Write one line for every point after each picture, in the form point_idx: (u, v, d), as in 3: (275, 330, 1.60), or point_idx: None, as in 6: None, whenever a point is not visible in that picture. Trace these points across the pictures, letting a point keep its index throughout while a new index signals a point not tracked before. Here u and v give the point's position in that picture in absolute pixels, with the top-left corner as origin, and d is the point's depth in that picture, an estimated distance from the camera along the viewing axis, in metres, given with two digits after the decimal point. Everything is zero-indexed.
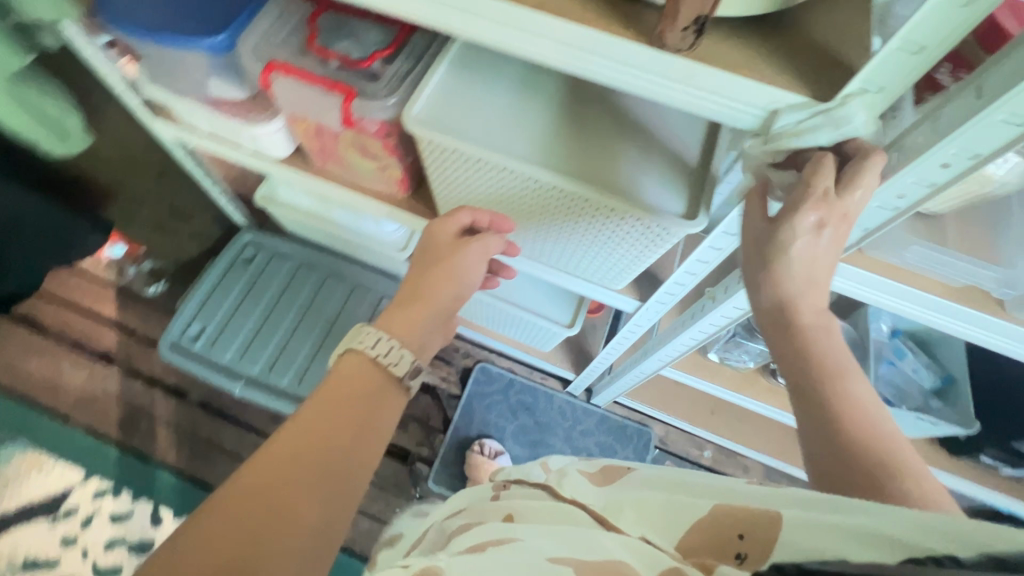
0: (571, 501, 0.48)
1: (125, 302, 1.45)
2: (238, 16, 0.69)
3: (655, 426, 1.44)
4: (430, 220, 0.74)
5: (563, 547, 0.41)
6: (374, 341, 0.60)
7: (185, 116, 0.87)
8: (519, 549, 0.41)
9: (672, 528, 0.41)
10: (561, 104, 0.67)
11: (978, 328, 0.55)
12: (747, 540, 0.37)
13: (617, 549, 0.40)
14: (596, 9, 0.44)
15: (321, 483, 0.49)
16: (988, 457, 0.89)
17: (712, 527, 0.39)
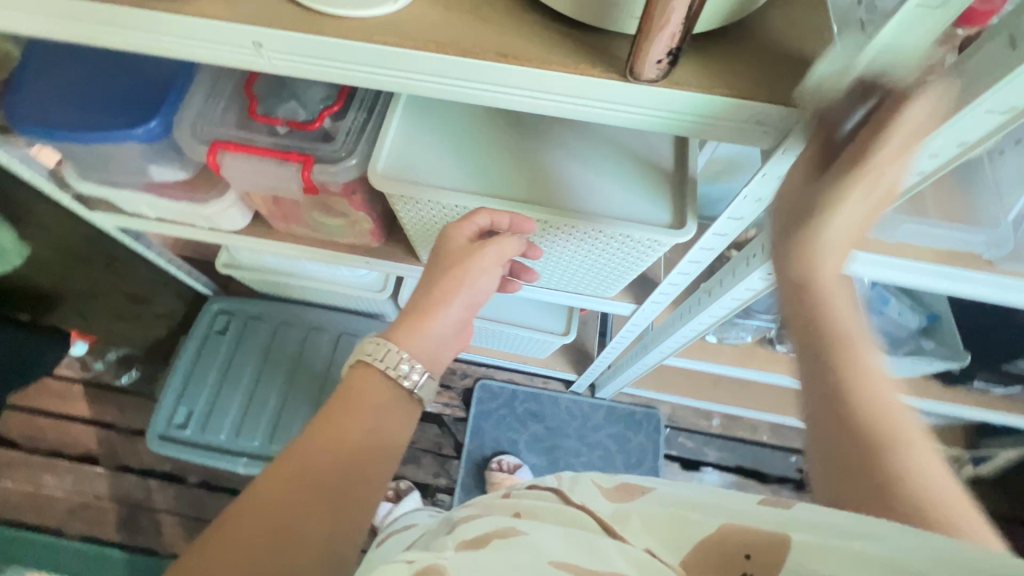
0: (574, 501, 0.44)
1: (98, 396, 1.36)
2: (166, 97, 0.63)
3: (662, 406, 1.46)
4: (443, 223, 0.62)
5: (564, 550, 0.39)
6: (395, 363, 0.57)
7: (126, 205, 0.81)
8: (524, 550, 0.39)
9: (679, 542, 0.39)
10: (524, 136, 0.66)
11: (971, 285, 0.57)
12: (754, 559, 0.36)
13: (619, 562, 0.38)
14: (561, 50, 0.43)
15: (323, 513, 0.48)
16: (982, 382, 0.93)
17: (713, 544, 0.38)
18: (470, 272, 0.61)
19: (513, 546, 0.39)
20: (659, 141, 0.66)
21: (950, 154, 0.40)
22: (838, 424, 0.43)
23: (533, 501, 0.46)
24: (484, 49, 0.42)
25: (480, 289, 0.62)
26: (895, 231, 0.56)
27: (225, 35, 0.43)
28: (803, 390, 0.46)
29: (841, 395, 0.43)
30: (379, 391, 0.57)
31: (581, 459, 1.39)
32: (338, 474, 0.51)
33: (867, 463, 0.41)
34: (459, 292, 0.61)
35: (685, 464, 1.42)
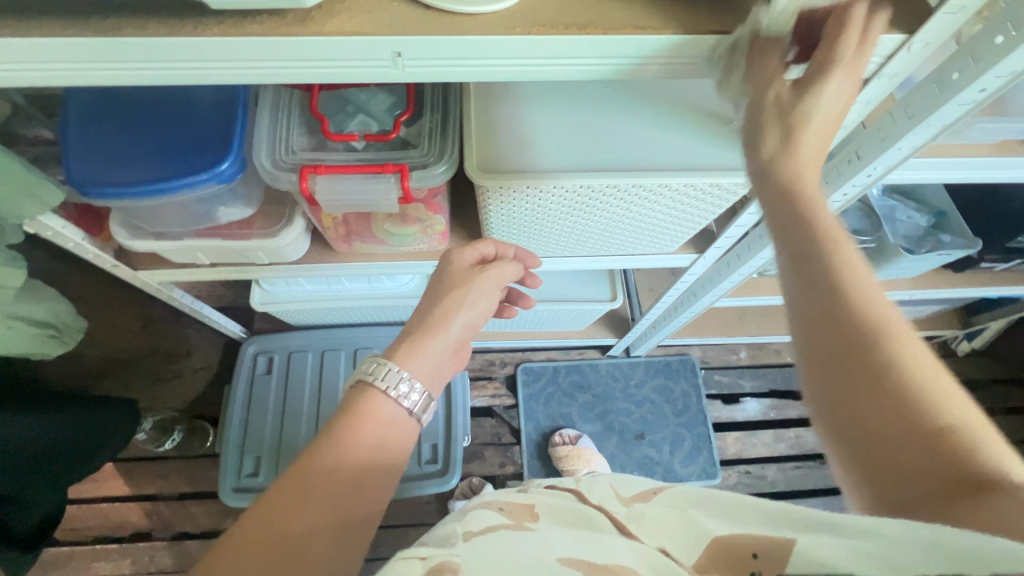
0: (595, 505, 0.46)
1: (136, 468, 1.29)
2: (236, 132, 0.61)
3: (693, 351, 1.54)
4: (447, 248, 0.69)
5: (571, 549, 0.42)
6: (394, 380, 0.56)
7: (178, 259, 0.78)
8: (533, 548, 0.42)
9: (691, 545, 0.41)
10: (597, 105, 0.67)
11: None
12: (761, 558, 0.36)
13: (630, 558, 0.40)
14: (686, 14, 0.45)
15: (319, 531, 0.47)
16: (989, 262, 1.04)
17: (728, 547, 0.39)
18: (468, 293, 0.65)
19: (522, 544, 0.42)
20: (719, 92, 0.69)
21: None
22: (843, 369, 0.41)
23: (550, 501, 0.48)
24: (621, 24, 0.44)
25: (459, 314, 0.63)
26: (965, 133, 0.61)
27: (362, 50, 0.43)
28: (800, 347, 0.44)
29: (851, 332, 0.41)
30: (382, 416, 0.55)
31: (633, 417, 1.45)
32: (343, 496, 0.49)
33: (887, 421, 0.39)
34: (458, 312, 0.63)
35: (726, 399, 1.51)
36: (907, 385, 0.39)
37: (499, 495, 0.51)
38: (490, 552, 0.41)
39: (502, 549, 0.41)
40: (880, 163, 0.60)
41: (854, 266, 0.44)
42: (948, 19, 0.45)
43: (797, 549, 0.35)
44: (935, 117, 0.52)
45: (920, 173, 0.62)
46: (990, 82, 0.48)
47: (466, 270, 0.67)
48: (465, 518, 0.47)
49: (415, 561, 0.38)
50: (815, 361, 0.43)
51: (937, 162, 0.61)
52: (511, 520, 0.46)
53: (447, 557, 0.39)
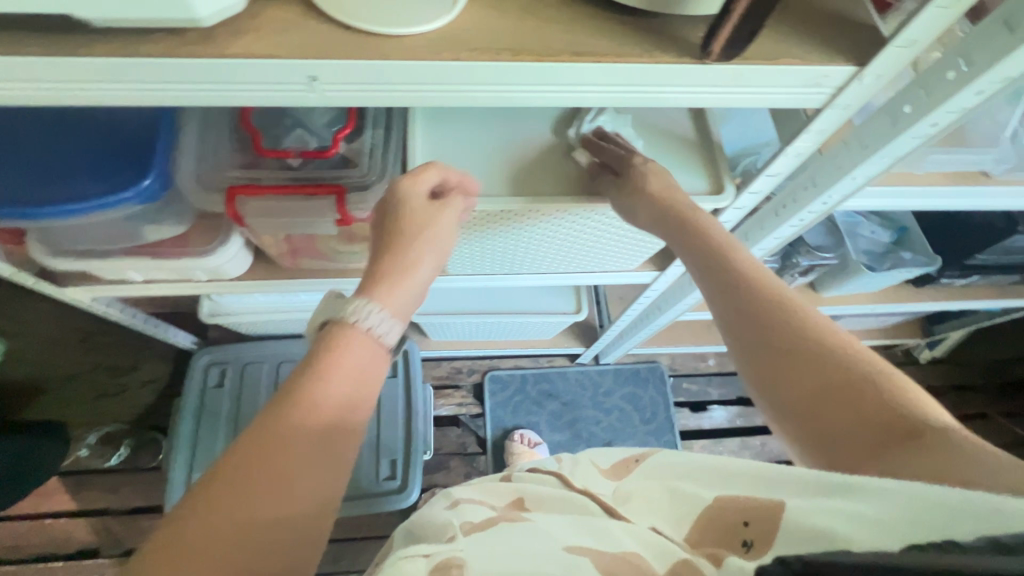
0: (582, 491, 0.48)
1: (84, 482, 1.24)
2: (158, 146, 0.56)
3: (662, 358, 1.53)
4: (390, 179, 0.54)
5: (573, 535, 0.41)
6: (377, 315, 0.49)
7: (111, 276, 0.73)
8: (535, 541, 0.41)
9: (677, 521, 0.42)
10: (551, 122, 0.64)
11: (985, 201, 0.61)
12: (752, 527, 0.37)
13: (627, 540, 0.40)
14: (628, 40, 0.42)
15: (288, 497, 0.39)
16: (949, 278, 1.04)
17: (715, 517, 0.40)
18: (436, 234, 0.54)
19: (522, 537, 0.41)
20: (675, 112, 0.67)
21: (992, 89, 0.43)
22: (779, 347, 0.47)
23: (536, 491, 0.49)
24: (556, 50, 0.41)
25: (428, 256, 0.54)
26: (920, 163, 0.59)
27: (274, 73, 0.39)
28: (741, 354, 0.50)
29: (778, 324, 0.48)
30: (360, 349, 0.48)
31: (601, 425, 1.43)
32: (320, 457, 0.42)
33: (817, 390, 0.44)
34: (430, 253, 0.54)
35: (693, 407, 1.51)
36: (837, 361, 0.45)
37: (480, 486, 0.52)
38: (491, 548, 0.40)
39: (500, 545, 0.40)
40: (837, 192, 0.59)
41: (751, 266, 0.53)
42: (900, 54, 0.44)
43: (788, 514, 0.35)
44: (889, 148, 0.51)
45: (875, 203, 0.61)
46: (941, 117, 0.46)
47: (424, 207, 0.54)
48: (454, 510, 0.47)
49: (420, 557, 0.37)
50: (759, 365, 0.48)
51: (894, 191, 0.59)
52: (501, 516, 0.46)
53: (455, 550, 0.39)
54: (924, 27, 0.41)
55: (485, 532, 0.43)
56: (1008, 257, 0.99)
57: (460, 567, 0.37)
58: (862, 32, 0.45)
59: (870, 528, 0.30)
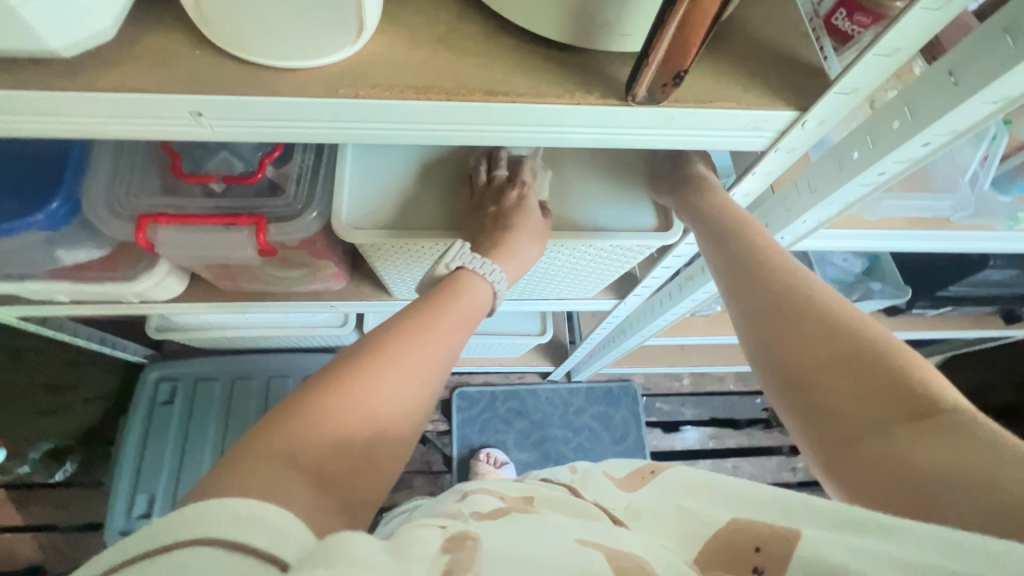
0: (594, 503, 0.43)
1: (33, 497, 1.21)
2: (67, 169, 0.53)
3: (635, 377, 1.51)
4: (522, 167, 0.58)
5: (582, 529, 0.36)
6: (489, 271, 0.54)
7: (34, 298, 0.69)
8: (544, 529, 0.35)
9: (686, 538, 0.38)
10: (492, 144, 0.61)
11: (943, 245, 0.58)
12: (763, 552, 0.34)
13: (637, 543, 0.35)
14: (548, 77, 0.39)
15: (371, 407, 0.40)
16: (920, 308, 1.02)
17: (727, 536, 0.36)
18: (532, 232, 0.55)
19: (531, 526, 0.36)
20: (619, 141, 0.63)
21: (941, 142, 0.40)
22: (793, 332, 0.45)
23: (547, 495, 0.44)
24: (467, 88, 0.38)
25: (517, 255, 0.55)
26: (875, 207, 0.56)
27: (153, 107, 0.36)
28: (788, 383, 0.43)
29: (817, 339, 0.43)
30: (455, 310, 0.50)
31: (571, 445, 1.40)
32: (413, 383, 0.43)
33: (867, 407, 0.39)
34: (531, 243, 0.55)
35: (666, 427, 1.48)
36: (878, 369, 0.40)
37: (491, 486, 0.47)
38: (514, 531, 0.35)
39: (529, 530, 0.35)
40: (788, 233, 0.56)
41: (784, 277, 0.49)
42: (842, 99, 0.41)
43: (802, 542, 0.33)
44: (838, 194, 0.48)
45: (829, 244, 0.58)
46: (889, 166, 0.43)
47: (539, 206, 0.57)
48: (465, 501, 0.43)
49: (434, 529, 0.33)
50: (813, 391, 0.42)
51: (848, 234, 0.57)
52: (512, 509, 0.41)
53: (469, 528, 0.34)
54: (865, 74, 0.38)
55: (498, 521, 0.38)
56: (980, 290, 0.97)
57: (475, 540, 0.32)
58: (804, 74, 0.42)
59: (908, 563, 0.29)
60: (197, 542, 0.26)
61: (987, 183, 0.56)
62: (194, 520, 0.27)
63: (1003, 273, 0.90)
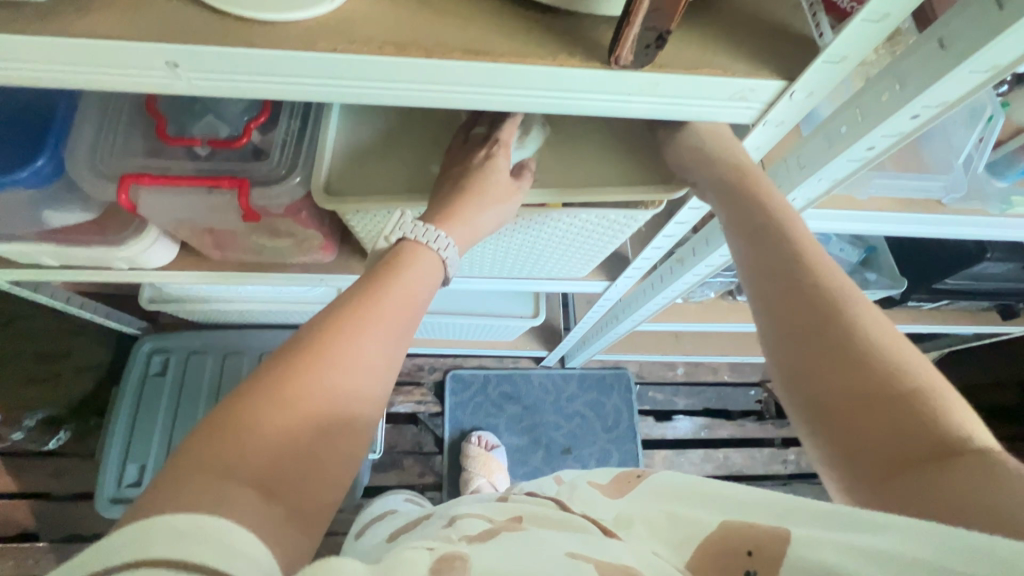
0: (581, 514, 0.46)
1: (28, 465, 1.22)
2: (51, 130, 0.52)
3: (629, 365, 1.50)
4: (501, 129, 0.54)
5: (575, 544, 0.39)
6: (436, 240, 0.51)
7: (23, 260, 0.69)
8: (542, 546, 0.38)
9: (679, 544, 0.40)
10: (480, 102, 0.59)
11: (933, 228, 0.58)
12: (756, 556, 0.35)
13: (629, 555, 0.37)
14: (531, 38, 0.39)
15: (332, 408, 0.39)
16: (917, 300, 1.01)
17: (718, 543, 0.38)
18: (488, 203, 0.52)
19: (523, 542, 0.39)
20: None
21: (929, 115, 0.39)
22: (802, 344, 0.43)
23: (532, 509, 0.48)
24: (447, 46, 0.37)
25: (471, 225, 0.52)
26: (864, 186, 0.55)
27: (129, 57, 0.35)
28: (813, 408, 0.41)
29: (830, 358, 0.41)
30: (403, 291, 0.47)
31: (562, 431, 1.41)
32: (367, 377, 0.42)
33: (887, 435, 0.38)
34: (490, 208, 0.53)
35: (658, 416, 1.48)
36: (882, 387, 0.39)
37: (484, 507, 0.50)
38: (497, 550, 0.38)
39: (519, 548, 0.38)
40: None
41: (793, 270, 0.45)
42: (830, 69, 0.40)
43: (793, 544, 0.34)
44: (825, 171, 0.47)
45: (817, 224, 0.57)
46: (876, 141, 0.43)
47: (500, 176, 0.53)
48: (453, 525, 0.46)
49: (423, 549, 0.36)
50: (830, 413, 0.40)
51: (837, 214, 0.56)
52: (501, 527, 0.44)
53: (457, 547, 0.38)
54: (852, 42, 0.37)
55: (487, 541, 0.41)
56: (976, 284, 0.96)
57: (464, 561, 0.35)
58: (793, 44, 0.41)
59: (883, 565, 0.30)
60: (150, 564, 0.27)
61: (980, 166, 0.54)
62: (141, 537, 0.28)
63: (1001, 267, 0.89)
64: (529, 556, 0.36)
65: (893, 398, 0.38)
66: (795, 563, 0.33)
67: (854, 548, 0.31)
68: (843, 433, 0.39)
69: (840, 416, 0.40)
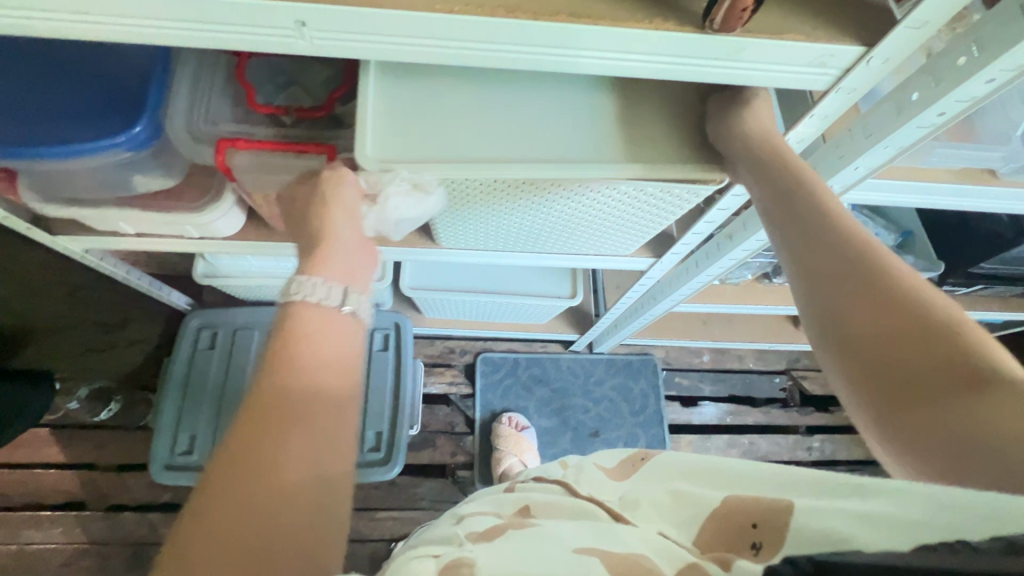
0: (589, 498, 0.47)
1: (76, 436, 1.26)
2: (149, 96, 0.55)
3: (656, 351, 1.52)
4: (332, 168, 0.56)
5: (584, 538, 0.39)
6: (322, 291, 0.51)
7: (102, 227, 0.73)
8: (541, 541, 0.39)
9: (689, 524, 0.41)
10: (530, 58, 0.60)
11: (990, 200, 0.60)
12: (761, 528, 0.36)
13: (635, 543, 0.39)
14: (628, 3, 0.41)
15: (296, 479, 0.40)
16: (952, 285, 1.03)
17: (726, 521, 0.38)
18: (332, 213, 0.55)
19: (529, 535, 0.40)
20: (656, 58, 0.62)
21: (1004, 79, 0.41)
22: (836, 292, 0.47)
23: (542, 497, 0.49)
24: (553, 9, 0.40)
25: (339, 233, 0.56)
26: (925, 156, 0.57)
27: (260, 15, 0.38)
28: (843, 350, 0.46)
29: (855, 310, 0.46)
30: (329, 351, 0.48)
31: (590, 414, 1.43)
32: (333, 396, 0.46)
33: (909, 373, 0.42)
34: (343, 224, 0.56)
35: (684, 402, 1.50)
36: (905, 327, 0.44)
37: (488, 500, 0.50)
38: (501, 550, 0.38)
39: (534, 542, 0.39)
40: (836, 181, 0.57)
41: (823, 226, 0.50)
42: (910, 35, 0.42)
43: (797, 515, 0.34)
44: (894, 137, 0.49)
45: (876, 195, 0.59)
46: (949, 106, 0.45)
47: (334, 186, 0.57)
48: (460, 523, 0.45)
49: (429, 560, 0.36)
50: (859, 354, 0.45)
51: (897, 184, 0.58)
52: (510, 521, 0.44)
53: (462, 553, 0.37)
54: (934, 8, 0.40)
55: (493, 539, 0.40)
56: (1012, 268, 0.98)
57: (470, 566, 0.35)
58: (872, 12, 0.43)
59: (887, 531, 0.30)
60: None
61: None
62: None
63: None
64: (525, 553, 0.36)
65: (914, 337, 0.43)
66: (799, 535, 0.33)
67: (849, 512, 0.32)
68: (869, 368, 0.44)
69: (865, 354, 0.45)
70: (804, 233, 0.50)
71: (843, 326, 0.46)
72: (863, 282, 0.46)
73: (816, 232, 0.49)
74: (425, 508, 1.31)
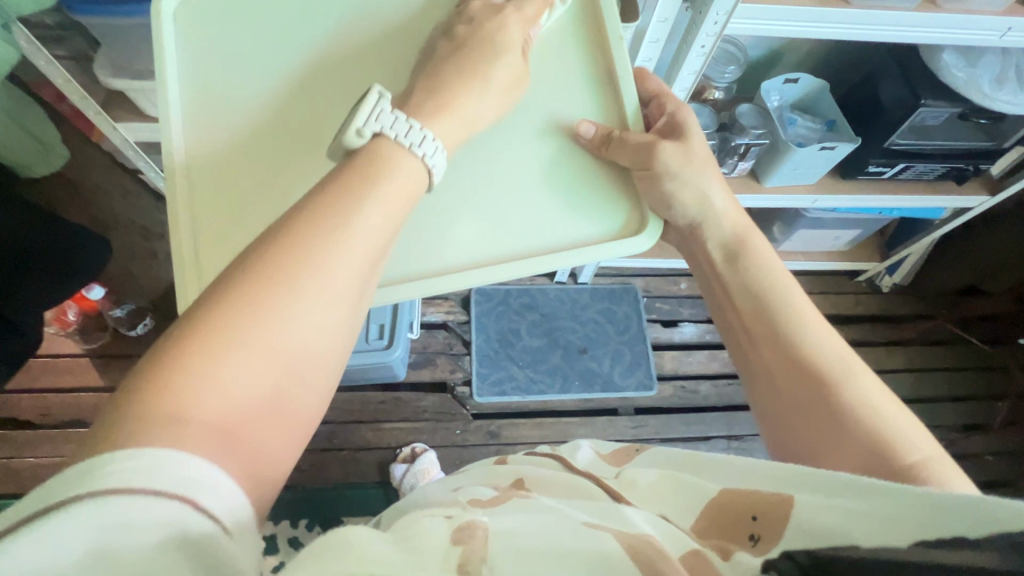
0: (585, 477, 0.59)
1: (106, 364, 1.36)
2: None
3: (636, 281, 1.65)
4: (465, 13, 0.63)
5: (594, 518, 0.46)
6: (425, 144, 0.48)
7: (153, 108, 0.91)
8: (558, 518, 0.46)
9: (690, 511, 0.50)
10: (399, 61, 0.63)
11: (830, 25, 0.82)
12: (761, 519, 0.44)
13: (642, 523, 0.46)
14: None
15: (299, 359, 0.38)
16: (876, 166, 1.18)
17: (721, 508, 0.48)
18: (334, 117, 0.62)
19: (524, 503, 0.50)
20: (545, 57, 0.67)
21: None
22: (795, 360, 0.57)
23: (538, 474, 0.63)
24: None
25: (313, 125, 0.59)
26: None
27: None
28: (781, 391, 0.58)
29: (801, 363, 0.56)
30: (376, 220, 0.43)
31: (578, 334, 1.55)
32: (359, 276, 0.42)
33: (827, 417, 0.53)
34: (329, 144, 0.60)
35: (665, 323, 1.62)
36: (847, 390, 0.54)
37: (492, 472, 0.67)
38: (513, 520, 0.45)
39: (523, 511, 0.48)
40: (720, 8, 0.74)
41: (795, 301, 0.60)
42: None
43: (797, 510, 0.43)
44: None
45: (746, 24, 0.81)
46: None
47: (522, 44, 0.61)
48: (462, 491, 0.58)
49: (439, 519, 0.42)
50: (799, 396, 0.56)
51: (760, 11, 0.79)
52: (509, 494, 0.56)
53: (472, 516, 0.43)
54: None
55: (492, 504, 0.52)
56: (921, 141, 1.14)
57: (481, 530, 0.41)
58: None
59: (886, 525, 0.38)
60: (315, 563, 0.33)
61: None
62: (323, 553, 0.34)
63: (940, 115, 1.09)
64: (547, 525, 0.44)
65: (844, 397, 0.53)
66: (797, 526, 0.41)
67: (849, 510, 0.40)
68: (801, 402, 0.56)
69: (800, 397, 0.56)
70: (760, 340, 0.60)
71: (791, 368, 0.57)
72: (805, 365, 0.56)
73: (764, 335, 0.59)
74: (429, 419, 1.43)
